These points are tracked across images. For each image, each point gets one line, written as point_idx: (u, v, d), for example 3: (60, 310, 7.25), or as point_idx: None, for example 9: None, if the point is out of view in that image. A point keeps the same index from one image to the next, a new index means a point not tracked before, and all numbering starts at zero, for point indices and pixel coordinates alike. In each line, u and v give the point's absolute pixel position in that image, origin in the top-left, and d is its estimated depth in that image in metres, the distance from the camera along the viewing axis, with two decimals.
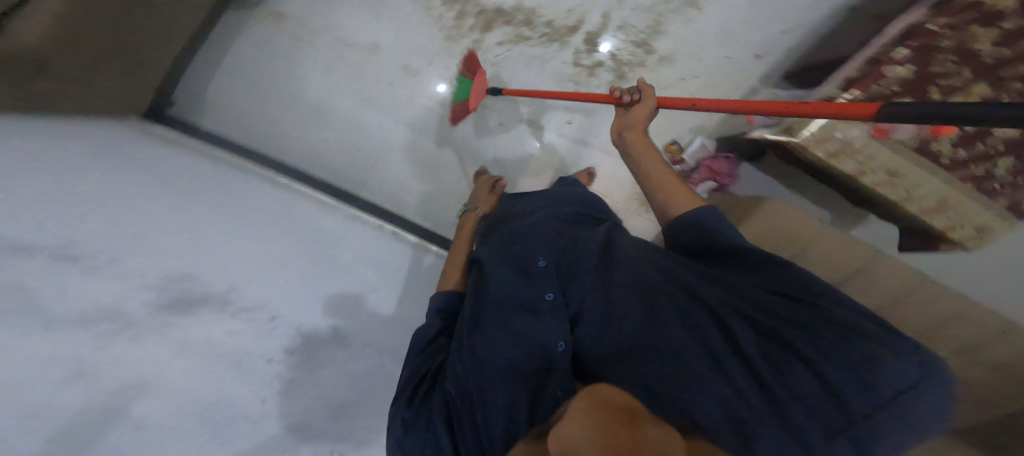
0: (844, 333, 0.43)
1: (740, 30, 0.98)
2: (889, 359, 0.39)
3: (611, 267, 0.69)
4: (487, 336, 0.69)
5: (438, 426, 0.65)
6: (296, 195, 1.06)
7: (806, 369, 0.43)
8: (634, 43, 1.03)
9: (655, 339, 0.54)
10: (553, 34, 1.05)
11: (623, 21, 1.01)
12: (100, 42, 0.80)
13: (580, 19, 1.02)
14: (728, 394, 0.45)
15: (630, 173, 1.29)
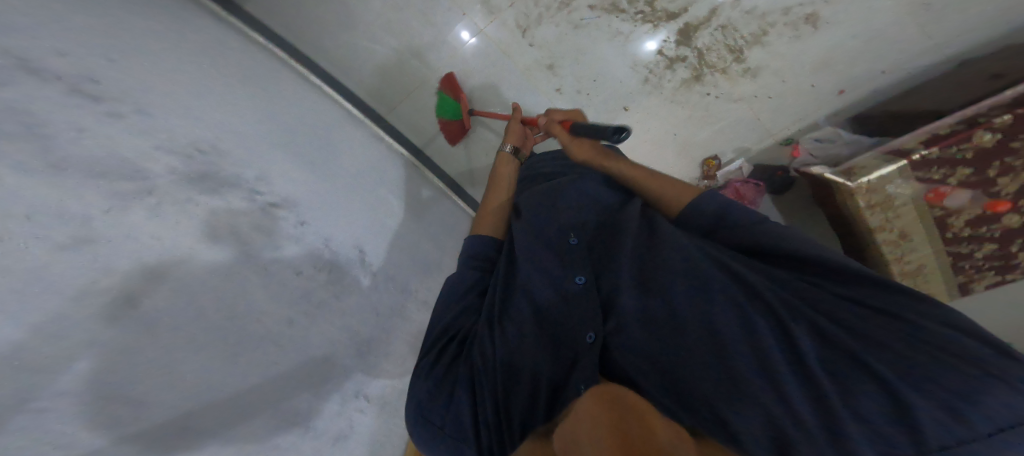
0: (938, 361, 0.43)
1: (836, 63, 0.97)
2: (991, 393, 0.40)
3: (655, 256, 0.64)
4: (520, 317, 0.64)
5: (457, 400, 0.60)
6: (322, 100, 0.94)
7: (878, 388, 0.43)
8: (729, 46, 0.99)
9: (713, 341, 0.51)
10: (649, 14, 0.99)
11: (728, 21, 0.96)
12: None
13: (684, 7, 0.97)
14: (783, 407, 0.43)
15: None
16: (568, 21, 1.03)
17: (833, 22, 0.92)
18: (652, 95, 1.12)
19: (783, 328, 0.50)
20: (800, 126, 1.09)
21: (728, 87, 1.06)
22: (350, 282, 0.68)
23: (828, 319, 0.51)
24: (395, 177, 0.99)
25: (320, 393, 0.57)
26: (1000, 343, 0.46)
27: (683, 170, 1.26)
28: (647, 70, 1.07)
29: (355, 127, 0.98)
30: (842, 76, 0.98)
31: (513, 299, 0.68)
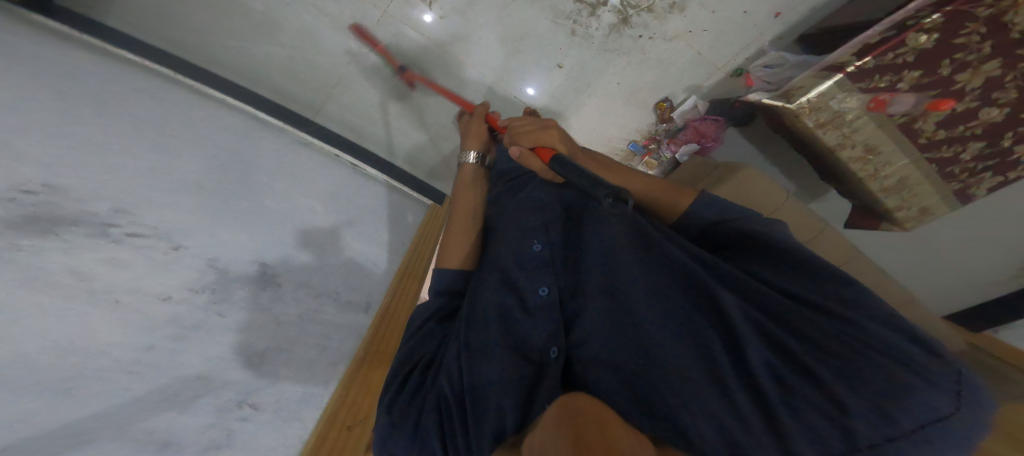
0: (865, 350, 0.42)
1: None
2: (918, 390, 0.38)
3: (614, 260, 0.65)
4: (488, 329, 0.66)
5: (424, 422, 0.60)
6: (246, 118, 0.96)
7: (812, 388, 0.42)
8: None
9: (674, 357, 0.50)
10: None
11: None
12: None
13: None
14: (732, 416, 0.42)
15: (614, 131, 1.21)
16: None
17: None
18: (585, 48, 1.04)
19: (728, 330, 0.49)
20: (747, 54, 1.03)
21: (659, 27, 0.99)
22: (240, 298, 0.72)
23: (777, 317, 0.49)
24: (326, 180, 1.02)
25: (187, 409, 0.60)
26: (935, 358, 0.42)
27: (635, 117, 1.18)
28: (572, 21, 1.00)
29: (270, 131, 0.98)
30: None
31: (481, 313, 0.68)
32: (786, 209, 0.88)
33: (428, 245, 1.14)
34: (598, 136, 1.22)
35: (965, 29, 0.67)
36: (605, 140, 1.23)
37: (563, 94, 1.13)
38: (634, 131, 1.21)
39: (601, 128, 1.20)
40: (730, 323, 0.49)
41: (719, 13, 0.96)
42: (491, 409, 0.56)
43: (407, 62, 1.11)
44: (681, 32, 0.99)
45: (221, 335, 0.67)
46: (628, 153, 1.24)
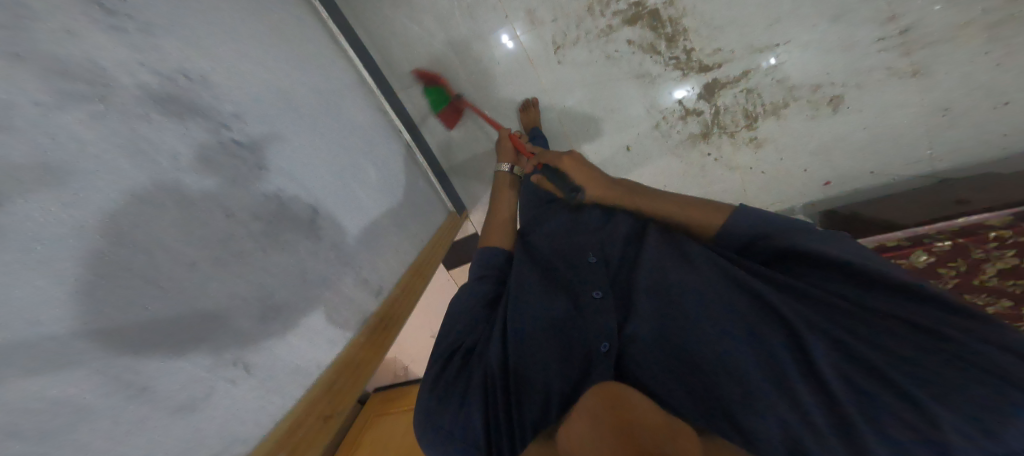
0: (954, 368, 0.46)
1: (834, 154, 1.13)
2: (1018, 410, 0.42)
3: (670, 272, 0.64)
4: (535, 330, 0.67)
5: (469, 403, 0.62)
6: (339, 59, 0.99)
7: (897, 399, 0.46)
8: (745, 112, 1.13)
9: (739, 369, 0.52)
10: (683, 63, 1.12)
11: (754, 86, 1.11)
12: None
13: (717, 63, 1.11)
14: (804, 424, 0.48)
15: None
16: (603, 50, 1.15)
17: (851, 108, 1.07)
18: (663, 143, 1.21)
19: (795, 333, 0.53)
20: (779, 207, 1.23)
21: (730, 152, 1.19)
22: (284, 240, 0.63)
23: (874, 339, 0.51)
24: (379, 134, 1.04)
25: (183, 354, 0.46)
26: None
27: None
28: (660, 117, 1.18)
29: (353, 74, 1.02)
30: (834, 167, 1.13)
31: (520, 309, 0.69)
32: None
33: (438, 253, 1.13)
34: None
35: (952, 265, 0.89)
36: None
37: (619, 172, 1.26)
38: None
39: None
40: (804, 335, 0.52)
41: (784, 163, 1.17)
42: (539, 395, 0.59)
43: (504, 82, 1.21)
44: (746, 165, 1.19)
45: (259, 265, 0.58)
46: None
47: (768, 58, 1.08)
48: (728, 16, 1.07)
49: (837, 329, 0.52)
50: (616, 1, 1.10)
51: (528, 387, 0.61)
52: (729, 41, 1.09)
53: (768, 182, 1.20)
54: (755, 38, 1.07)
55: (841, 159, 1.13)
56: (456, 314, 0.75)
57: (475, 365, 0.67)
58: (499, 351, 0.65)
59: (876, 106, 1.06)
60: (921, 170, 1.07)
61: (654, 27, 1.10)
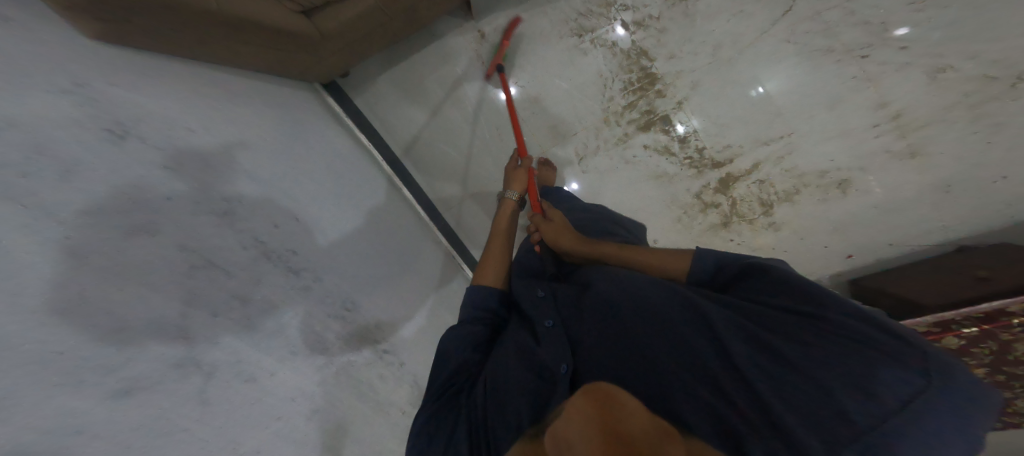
0: (854, 351, 0.45)
1: (850, 231, 1.20)
2: (884, 368, 0.43)
3: (602, 291, 0.66)
4: (503, 367, 0.63)
5: (456, 442, 0.60)
6: (375, 196, 1.24)
7: (800, 378, 0.46)
8: (761, 199, 1.24)
9: (674, 364, 0.53)
10: (697, 161, 1.26)
11: (767, 176, 1.22)
12: (250, 38, 0.82)
13: (729, 158, 1.24)
14: (731, 410, 0.47)
15: None
16: (622, 155, 1.31)
17: (859, 188, 1.15)
18: (688, 233, 1.31)
19: (714, 335, 0.53)
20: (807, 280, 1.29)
21: (751, 236, 1.27)
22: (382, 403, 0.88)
23: (785, 334, 0.50)
24: (375, 214, 1.19)
25: None
26: (921, 365, 0.43)
27: None
28: (682, 211, 1.30)
29: (400, 206, 1.34)
30: (854, 243, 1.20)
31: (500, 352, 0.67)
32: None
33: None
34: None
35: (985, 346, 0.92)
36: None
37: None
38: None
39: None
40: (719, 334, 0.52)
41: (803, 241, 1.25)
42: (511, 416, 0.57)
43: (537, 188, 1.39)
44: (770, 246, 1.27)
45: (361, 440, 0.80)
46: None
47: (774, 150, 1.20)
48: (729, 117, 1.22)
49: (731, 323, 0.53)
50: (629, 112, 1.28)
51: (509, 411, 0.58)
52: (734, 136, 1.22)
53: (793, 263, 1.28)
54: (757, 133, 1.20)
55: (858, 235, 1.19)
56: (444, 356, 0.69)
57: (462, 403, 0.65)
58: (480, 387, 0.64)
59: (886, 184, 1.12)
60: (940, 239, 1.11)
61: (667, 130, 1.26)
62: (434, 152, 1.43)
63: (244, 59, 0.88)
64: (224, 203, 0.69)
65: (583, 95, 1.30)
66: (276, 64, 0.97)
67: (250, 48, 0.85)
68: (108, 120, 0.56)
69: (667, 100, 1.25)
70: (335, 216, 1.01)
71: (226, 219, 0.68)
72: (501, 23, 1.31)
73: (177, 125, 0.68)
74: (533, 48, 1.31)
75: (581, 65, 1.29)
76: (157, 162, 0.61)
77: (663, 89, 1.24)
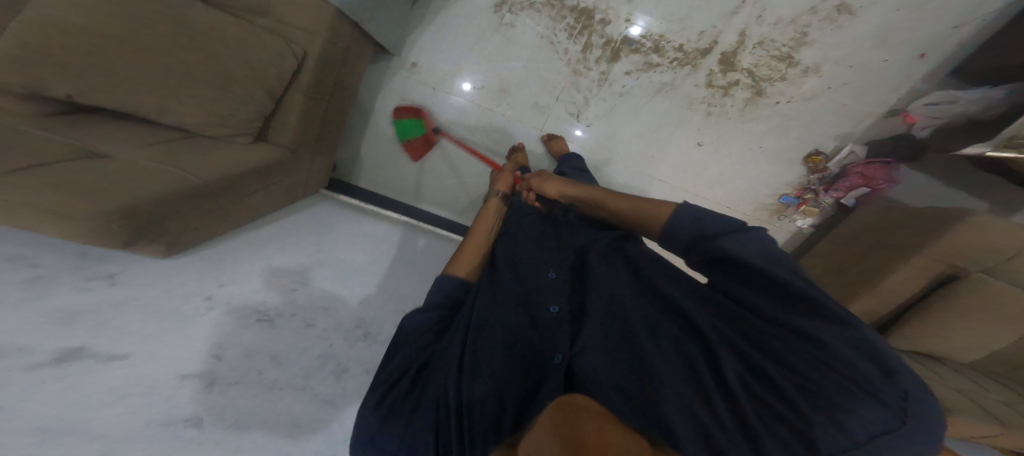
0: (845, 383, 0.39)
1: (901, 33, 0.96)
2: (872, 404, 0.38)
3: (608, 295, 0.59)
4: (492, 344, 0.56)
5: (419, 425, 0.50)
6: (412, 230, 1.06)
7: (775, 393, 0.41)
8: (776, 57, 1.02)
9: (658, 373, 0.46)
10: (683, 60, 1.07)
11: (762, 37, 1.01)
12: (273, 187, 0.76)
13: (713, 40, 1.04)
14: (702, 412, 0.41)
15: (763, 188, 1.18)
16: (612, 93, 1.15)
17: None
18: (724, 124, 1.12)
19: (710, 350, 0.47)
20: (900, 94, 1.02)
21: (796, 89, 1.05)
22: None
23: (774, 347, 0.45)
24: (425, 257, 0.99)
25: None
26: (907, 410, 0.37)
27: (789, 174, 1.15)
28: (706, 105, 1.11)
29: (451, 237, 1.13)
30: (917, 39, 0.96)
31: (484, 327, 0.58)
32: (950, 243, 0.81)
33: None
34: (747, 194, 1.20)
35: None
36: (751, 198, 1.20)
37: (699, 171, 1.20)
38: (786, 186, 1.17)
39: (748, 187, 1.19)
40: (715, 349, 0.46)
41: (858, 66, 1.00)
42: (486, 410, 0.49)
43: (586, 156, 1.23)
44: (821, 89, 1.04)
45: None
46: (780, 207, 1.18)
47: (750, 12, 1.00)
48: (684, 6, 1.03)
49: (727, 332, 0.48)
50: (590, 53, 1.12)
51: (479, 399, 0.49)
52: (700, 19, 1.03)
53: (884, 80, 1.00)
54: (723, 5, 1.00)
55: (930, 22, 0.94)
56: (405, 335, 0.60)
57: (432, 377, 0.53)
58: (457, 362, 0.53)
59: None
60: None
61: (636, 49, 1.09)
62: (440, 171, 1.28)
63: (231, 220, 0.68)
64: (359, 329, 0.78)
65: (538, 64, 1.15)
66: (308, 171, 0.89)
67: (281, 189, 0.80)
68: (256, 313, 0.70)
69: (618, 23, 1.07)
70: (371, 272, 0.87)
71: (345, 351, 0.74)
72: (427, 31, 1.16)
73: (292, 283, 0.77)
74: (460, 43, 1.16)
75: (515, 37, 1.13)
76: (303, 324, 0.73)
77: (604, 18, 1.08)
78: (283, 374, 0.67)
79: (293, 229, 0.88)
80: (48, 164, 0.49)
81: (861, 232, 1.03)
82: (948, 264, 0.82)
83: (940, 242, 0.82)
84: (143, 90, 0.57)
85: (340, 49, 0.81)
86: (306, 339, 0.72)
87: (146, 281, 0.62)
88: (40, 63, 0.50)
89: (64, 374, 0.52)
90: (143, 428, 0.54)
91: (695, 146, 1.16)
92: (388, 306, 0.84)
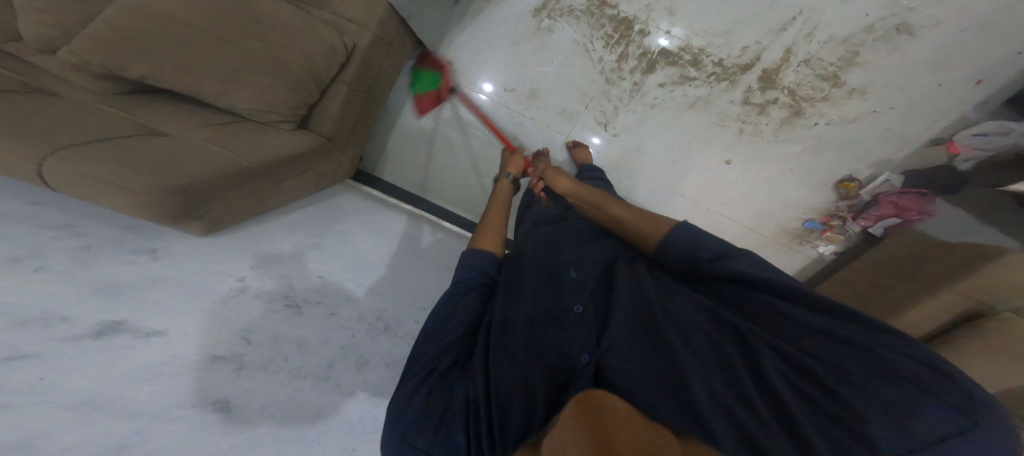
0: (896, 382, 0.42)
1: (952, 61, 0.94)
2: (933, 406, 0.39)
3: (643, 298, 0.59)
4: (523, 344, 0.57)
5: (452, 421, 0.52)
6: (431, 224, 1.06)
7: (833, 400, 0.42)
8: (820, 76, 1.01)
9: (705, 381, 0.47)
10: (721, 75, 1.07)
11: (808, 55, 1.00)
12: (312, 172, 0.77)
13: (755, 57, 1.03)
14: (751, 417, 0.43)
15: (790, 210, 1.17)
16: (644, 104, 1.15)
17: (925, 25, 0.92)
18: (757, 143, 1.11)
19: (751, 353, 0.49)
20: (945, 124, 0.99)
21: (835, 112, 1.04)
22: None
23: (829, 359, 0.45)
24: (445, 254, 0.98)
25: None
26: (972, 408, 0.39)
27: (819, 198, 1.13)
28: (740, 122, 1.10)
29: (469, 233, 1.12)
30: (969, 67, 0.94)
31: (512, 326, 0.59)
32: (989, 281, 0.78)
33: None
34: (773, 215, 1.18)
35: None
36: (776, 220, 1.19)
37: (725, 188, 1.19)
38: (813, 210, 1.15)
39: (775, 208, 1.18)
40: (755, 351, 0.48)
41: (904, 91, 0.99)
42: (517, 410, 0.50)
43: (612, 165, 1.23)
44: (862, 113, 1.03)
45: None
46: (805, 231, 1.17)
47: (798, 29, 0.99)
48: (728, 20, 1.02)
49: (781, 345, 0.48)
50: (626, 61, 1.11)
51: (511, 397, 0.51)
52: (745, 33, 1.02)
53: (926, 111, 0.99)
54: (771, 22, 1.00)
55: (983, 54, 0.92)
56: (430, 334, 0.59)
57: (461, 378, 0.55)
58: (485, 364, 0.55)
59: (950, 8, 0.90)
60: None
61: (675, 61, 1.08)
62: (465, 171, 1.28)
63: (269, 202, 0.69)
64: (380, 321, 0.78)
65: (572, 70, 1.15)
66: (341, 158, 0.90)
67: (316, 174, 0.80)
68: (280, 296, 0.71)
69: (659, 33, 1.07)
70: (393, 263, 0.88)
71: (364, 343, 0.74)
72: (465, 29, 1.17)
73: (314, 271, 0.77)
74: (497, 43, 1.17)
75: (553, 41, 1.14)
76: (326, 312, 0.74)
77: (645, 27, 1.07)
78: (305, 360, 0.68)
79: (321, 217, 0.88)
80: (111, 140, 0.51)
81: (888, 264, 1.01)
82: (976, 303, 0.81)
83: (974, 279, 0.80)
84: (206, 75, 0.59)
85: (384, 46, 0.81)
86: (326, 325, 0.72)
87: (188, 258, 0.64)
88: (125, 49, 0.54)
89: (107, 349, 0.53)
90: (177, 408, 0.55)
91: (724, 163, 1.16)
92: (405, 301, 0.83)
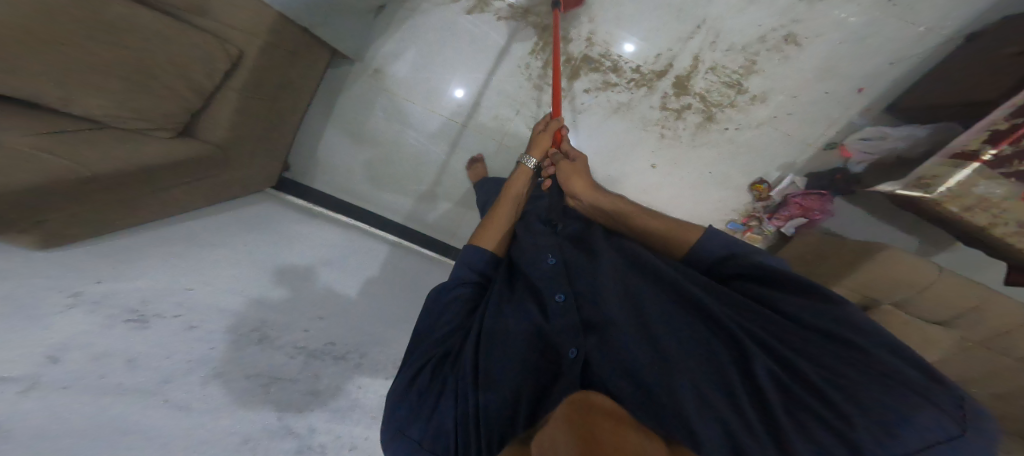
0: (876, 379, 0.39)
1: (841, 69, 1.00)
2: (927, 410, 0.36)
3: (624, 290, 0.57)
4: (508, 338, 0.55)
5: (444, 412, 0.52)
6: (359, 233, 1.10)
7: (816, 398, 0.40)
8: (726, 83, 1.06)
9: (693, 377, 0.44)
10: (639, 80, 1.11)
11: (714, 62, 1.05)
12: (211, 177, 0.78)
13: (668, 63, 1.08)
14: (734, 422, 0.40)
15: (711, 212, 1.21)
16: (570, 110, 1.17)
17: (815, 35, 0.98)
18: (676, 147, 1.15)
19: (739, 346, 0.46)
20: (839, 128, 1.06)
21: (743, 117, 1.09)
22: None
23: (811, 354, 0.44)
24: (367, 261, 1.00)
25: None
26: (964, 417, 0.36)
27: (736, 199, 1.18)
28: (659, 127, 1.14)
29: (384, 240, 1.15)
30: (855, 76, 1.00)
31: (498, 320, 0.57)
32: (863, 276, 0.83)
33: None
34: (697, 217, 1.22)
35: None
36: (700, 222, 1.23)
37: (651, 191, 1.21)
38: (733, 211, 1.20)
39: (698, 210, 1.21)
40: (743, 347, 0.45)
41: (801, 97, 1.04)
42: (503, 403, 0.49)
43: None
44: (767, 118, 1.08)
45: None
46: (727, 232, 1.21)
47: (704, 38, 1.04)
48: (640, 29, 1.07)
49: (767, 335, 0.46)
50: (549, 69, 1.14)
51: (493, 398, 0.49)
52: (657, 41, 1.07)
53: (823, 116, 1.05)
54: (678, 31, 1.04)
55: (867, 63, 0.99)
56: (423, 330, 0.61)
57: (454, 370, 0.55)
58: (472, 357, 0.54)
59: (835, 20, 0.96)
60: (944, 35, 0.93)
61: (596, 68, 1.11)
62: (397, 177, 1.27)
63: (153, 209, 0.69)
64: (255, 332, 0.65)
65: (497, 77, 1.17)
66: (252, 167, 0.91)
67: (216, 180, 0.81)
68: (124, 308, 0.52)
69: (578, 41, 1.10)
70: (323, 263, 0.89)
71: (251, 357, 0.63)
72: (391, 36, 1.17)
73: (216, 262, 0.69)
74: (423, 49, 1.18)
75: (478, 48, 1.15)
76: (183, 323, 0.57)
77: (564, 35, 1.10)
78: (147, 377, 0.50)
79: (242, 222, 0.87)
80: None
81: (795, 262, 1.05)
82: (862, 299, 0.85)
83: (856, 276, 0.84)
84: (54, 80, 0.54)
85: (284, 53, 0.82)
86: (179, 335, 0.56)
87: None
88: None
89: None
90: None
91: (648, 167, 1.19)
92: (302, 302, 0.77)
